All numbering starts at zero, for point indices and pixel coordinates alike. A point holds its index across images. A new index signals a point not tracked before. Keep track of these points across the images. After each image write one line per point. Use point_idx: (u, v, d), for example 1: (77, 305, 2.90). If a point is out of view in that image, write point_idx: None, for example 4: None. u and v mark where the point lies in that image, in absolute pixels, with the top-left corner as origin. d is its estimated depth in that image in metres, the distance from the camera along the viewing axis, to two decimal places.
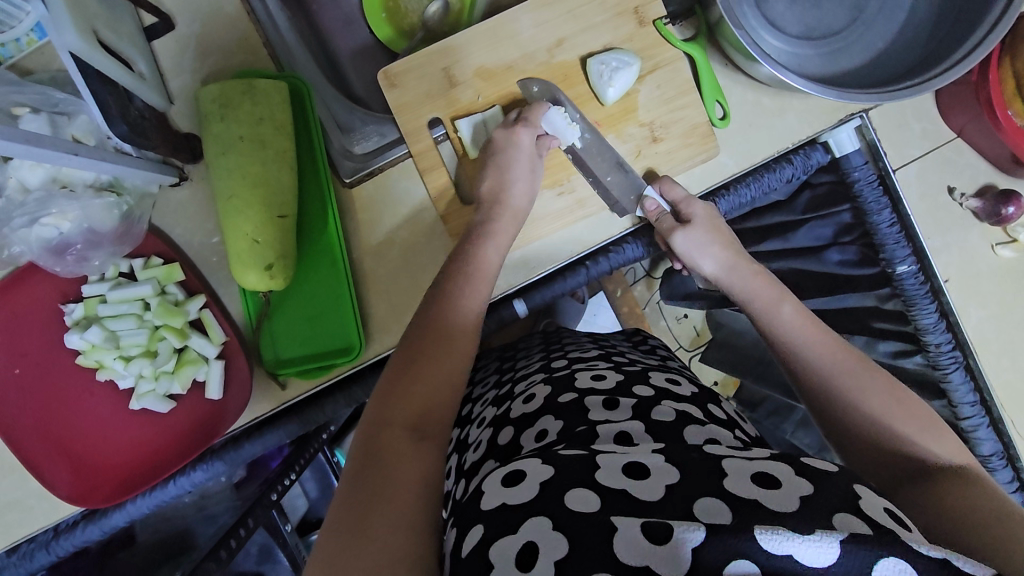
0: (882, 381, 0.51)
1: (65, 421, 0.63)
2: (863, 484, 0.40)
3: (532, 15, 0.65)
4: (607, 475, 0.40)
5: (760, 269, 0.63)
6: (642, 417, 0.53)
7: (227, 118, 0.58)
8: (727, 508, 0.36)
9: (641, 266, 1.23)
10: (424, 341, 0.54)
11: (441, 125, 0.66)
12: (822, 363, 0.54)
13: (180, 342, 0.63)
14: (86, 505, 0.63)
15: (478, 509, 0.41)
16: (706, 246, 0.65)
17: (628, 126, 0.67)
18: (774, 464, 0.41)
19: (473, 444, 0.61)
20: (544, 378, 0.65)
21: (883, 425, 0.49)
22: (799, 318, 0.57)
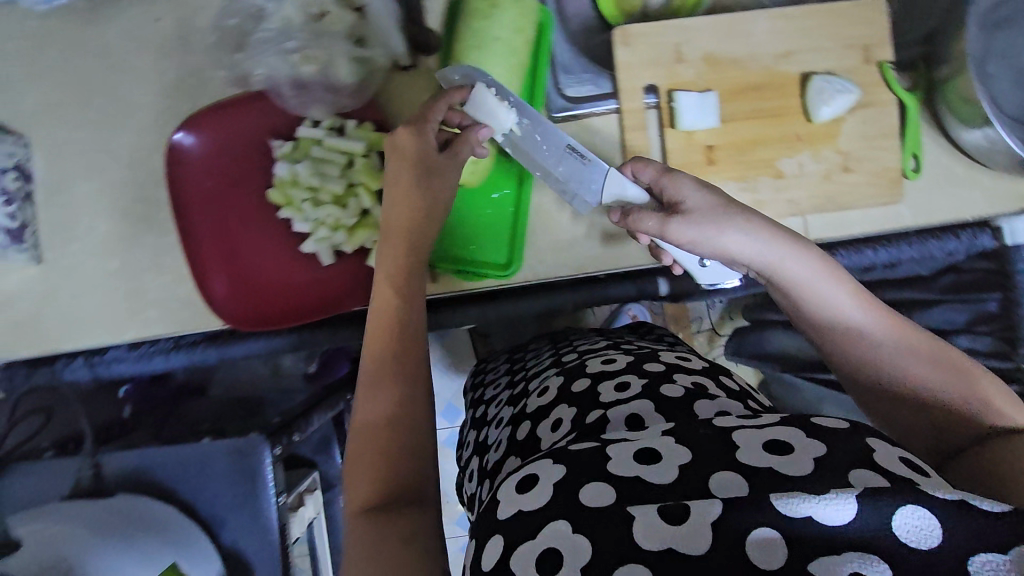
0: (916, 339, 0.50)
1: (237, 244, 0.67)
2: (876, 436, 0.40)
3: (770, 22, 0.69)
4: (617, 464, 0.39)
5: (793, 238, 0.53)
6: (649, 394, 0.53)
7: (495, 18, 0.61)
8: (744, 480, 0.37)
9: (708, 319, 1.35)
10: (378, 367, 0.50)
11: (655, 93, 0.69)
12: (869, 338, 0.51)
13: (370, 204, 0.65)
14: (232, 323, 0.66)
15: (494, 518, 0.40)
16: (721, 225, 0.54)
17: (827, 150, 0.70)
18: (784, 427, 0.40)
19: (494, 444, 0.62)
20: (555, 371, 0.65)
21: (937, 395, 0.48)
22: (854, 294, 0.52)
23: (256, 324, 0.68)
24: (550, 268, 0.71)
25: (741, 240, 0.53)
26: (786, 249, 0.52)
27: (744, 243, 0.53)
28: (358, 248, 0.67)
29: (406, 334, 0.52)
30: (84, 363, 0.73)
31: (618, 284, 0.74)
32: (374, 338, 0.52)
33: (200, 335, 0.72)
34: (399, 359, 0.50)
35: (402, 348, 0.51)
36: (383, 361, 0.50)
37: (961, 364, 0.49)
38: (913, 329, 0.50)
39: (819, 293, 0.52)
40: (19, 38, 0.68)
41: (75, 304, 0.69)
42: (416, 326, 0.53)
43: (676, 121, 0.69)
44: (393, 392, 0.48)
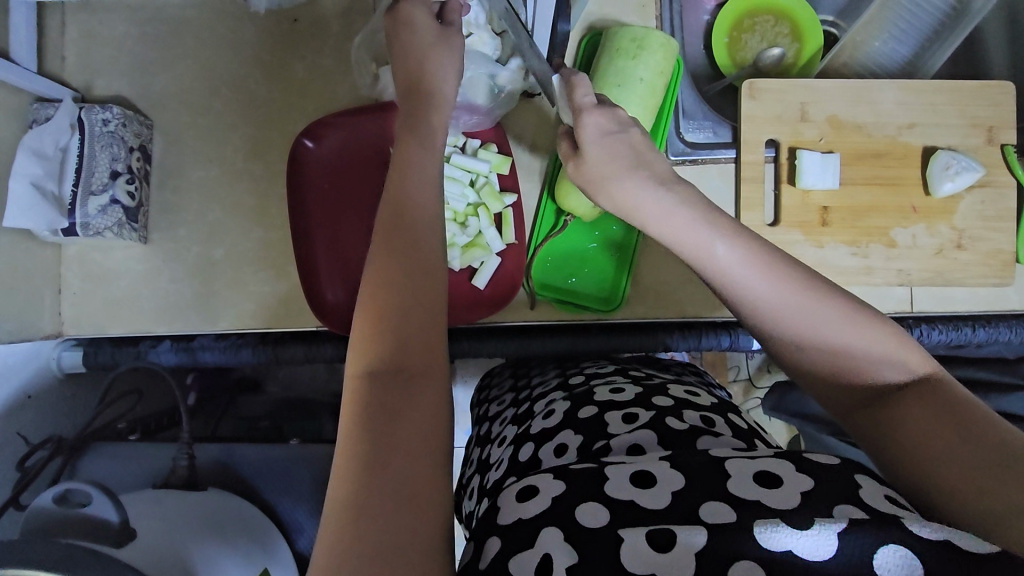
0: (815, 294, 0.43)
1: (346, 244, 0.67)
2: (866, 474, 0.40)
3: (899, 93, 0.69)
4: (615, 486, 0.40)
5: (671, 193, 0.50)
6: (654, 425, 0.52)
7: (641, 59, 0.62)
8: (730, 506, 0.38)
9: (745, 369, 1.42)
10: (378, 290, 0.41)
11: (777, 148, 0.70)
12: (760, 297, 0.44)
13: (487, 225, 0.68)
14: (328, 323, 0.65)
15: (494, 522, 0.41)
16: (617, 171, 0.52)
17: (942, 224, 0.70)
18: (775, 460, 0.41)
19: (494, 463, 0.58)
20: (562, 394, 0.60)
21: (834, 356, 0.42)
22: (736, 247, 0.46)
23: None
24: (649, 309, 0.70)
25: (627, 191, 0.51)
26: (675, 205, 0.49)
27: (628, 193, 0.51)
28: (465, 265, 0.69)
29: (416, 256, 0.42)
30: (173, 346, 0.72)
31: (716, 334, 0.73)
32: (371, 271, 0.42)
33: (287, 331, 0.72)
34: (407, 281, 0.41)
35: (411, 269, 0.42)
36: (388, 282, 0.41)
37: (860, 313, 0.42)
38: (816, 279, 0.44)
39: (708, 253, 0.46)
40: (158, 22, 0.69)
41: (173, 288, 0.69)
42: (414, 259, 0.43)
43: (795, 178, 0.69)
44: (395, 332, 0.40)
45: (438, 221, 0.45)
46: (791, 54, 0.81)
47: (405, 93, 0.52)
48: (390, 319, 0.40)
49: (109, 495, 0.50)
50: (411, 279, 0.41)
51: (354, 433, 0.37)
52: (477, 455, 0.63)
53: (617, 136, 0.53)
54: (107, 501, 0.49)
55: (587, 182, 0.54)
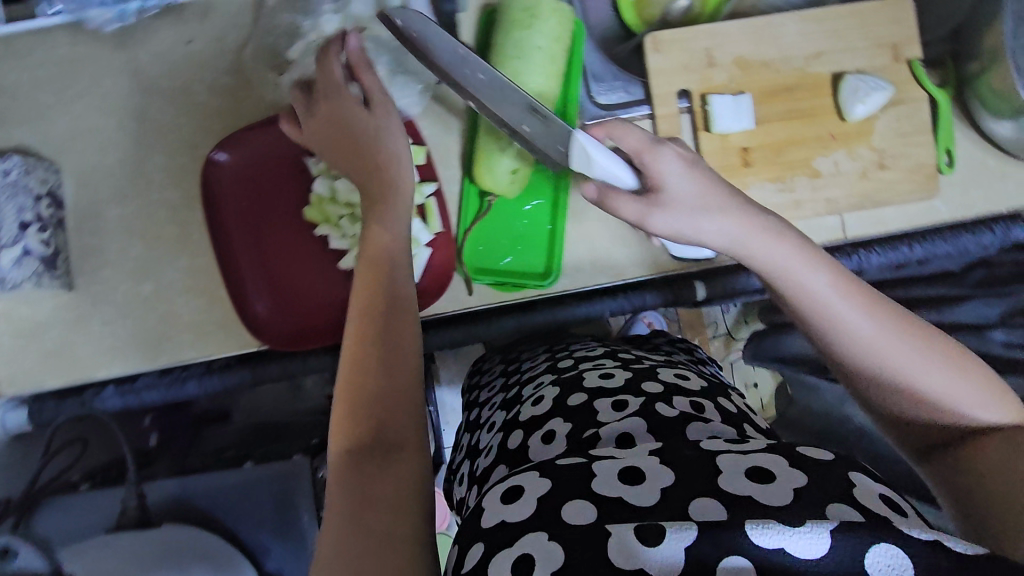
0: (915, 335, 0.48)
1: (274, 263, 0.66)
2: (861, 471, 0.43)
3: (801, 25, 0.70)
4: (603, 483, 0.43)
5: (768, 221, 0.51)
6: (643, 412, 0.55)
7: (535, 28, 0.61)
8: (721, 504, 0.40)
9: (724, 324, 1.43)
10: (364, 356, 0.44)
11: (689, 97, 0.70)
12: (860, 336, 0.48)
13: (408, 218, 0.66)
14: (261, 340, 0.65)
15: (478, 526, 0.43)
16: (698, 214, 0.52)
17: (862, 148, 0.70)
18: (767, 455, 0.44)
19: (485, 450, 0.63)
20: (552, 381, 0.65)
21: (921, 391, 0.48)
22: (834, 283, 0.49)
23: (299, 344, 0.67)
24: (589, 277, 0.70)
25: (714, 230, 0.52)
26: (788, 242, 0.51)
27: (721, 233, 0.52)
28: None
29: (398, 314, 0.47)
30: (115, 391, 0.70)
31: (661, 291, 0.73)
32: (352, 328, 0.46)
33: (231, 357, 0.71)
34: (387, 339, 0.45)
35: (402, 336, 0.45)
36: (371, 340, 0.45)
37: (960, 355, 0.48)
38: (903, 314, 0.49)
39: (809, 290, 0.49)
40: (49, 64, 0.67)
41: (107, 331, 0.68)
42: (398, 312, 0.47)
43: (711, 125, 0.69)
44: (375, 381, 0.43)
45: (403, 269, 0.50)
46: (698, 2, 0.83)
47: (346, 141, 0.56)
48: (373, 382, 0.43)
49: (41, 548, 0.48)
50: (389, 334, 0.45)
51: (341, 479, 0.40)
52: (468, 440, 0.70)
53: (697, 167, 0.53)
54: (39, 553, 0.48)
55: (662, 220, 0.53)
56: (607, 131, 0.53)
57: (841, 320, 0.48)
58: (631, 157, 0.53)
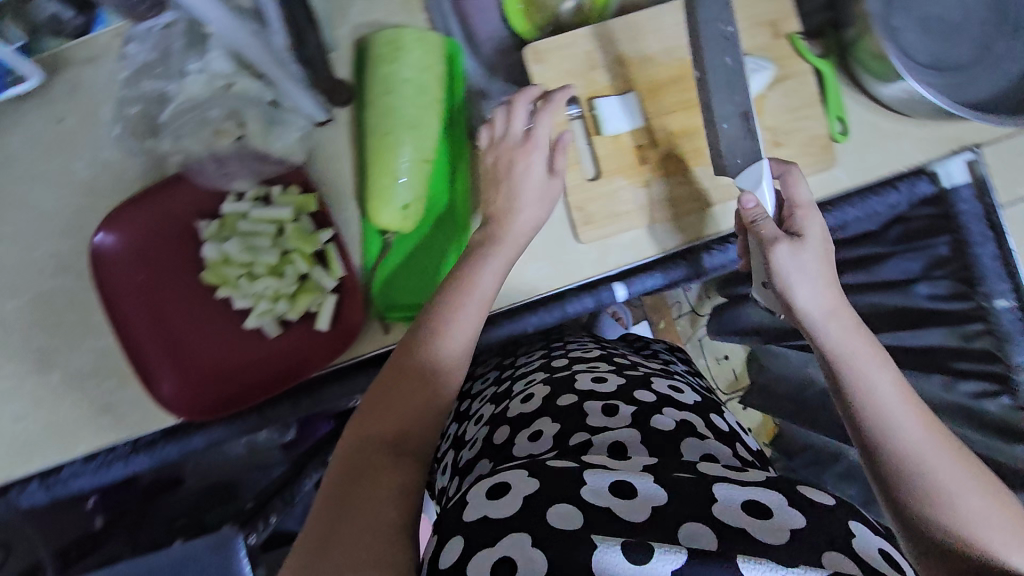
0: (949, 451, 0.50)
1: (179, 333, 0.64)
2: (858, 520, 0.47)
3: (678, 15, 0.69)
4: (595, 494, 0.46)
5: (852, 314, 0.57)
6: (638, 423, 0.61)
7: (399, 61, 0.60)
8: (713, 534, 0.43)
9: (686, 302, 1.57)
10: (393, 386, 0.54)
11: (577, 103, 0.69)
12: (902, 434, 0.51)
13: (306, 268, 0.64)
14: (175, 413, 0.63)
15: (457, 523, 0.46)
16: (810, 275, 0.58)
17: (754, 128, 0.70)
18: (767, 491, 0.47)
19: (471, 440, 0.70)
20: (544, 378, 0.72)
21: (945, 508, 0.48)
22: (896, 384, 0.53)
23: (218, 412, 0.65)
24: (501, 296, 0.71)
25: (827, 296, 0.57)
26: (848, 322, 0.57)
27: (828, 298, 0.57)
28: (304, 314, 0.66)
29: (437, 377, 0.55)
30: (39, 485, 0.67)
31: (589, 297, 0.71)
32: (392, 381, 0.54)
33: (159, 431, 0.67)
34: (417, 396, 0.54)
35: (428, 377, 0.55)
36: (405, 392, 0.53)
37: (994, 491, 0.49)
38: (945, 431, 0.52)
39: (869, 379, 0.54)
40: None
41: (19, 427, 0.66)
42: (438, 377, 0.55)
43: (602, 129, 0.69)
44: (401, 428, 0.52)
45: (468, 342, 0.57)
46: None
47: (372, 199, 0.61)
48: (392, 405, 0.53)
49: None
50: (418, 393, 0.54)
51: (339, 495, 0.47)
52: (456, 428, 0.78)
53: (822, 238, 0.60)
54: None
55: (791, 268, 0.58)
56: (785, 179, 0.63)
57: (886, 411, 0.52)
58: (788, 205, 0.62)
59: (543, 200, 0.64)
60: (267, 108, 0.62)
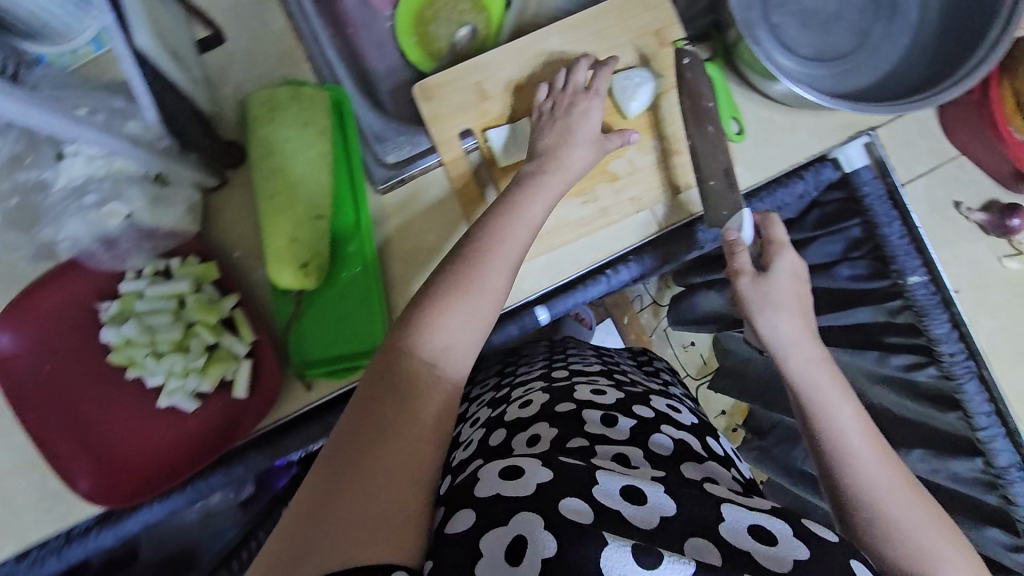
0: (906, 491, 0.54)
1: (92, 422, 0.64)
2: (859, 558, 0.47)
3: (560, 35, 0.69)
4: (603, 492, 0.46)
5: (821, 354, 0.62)
6: (638, 443, 0.61)
7: (275, 122, 0.60)
8: (715, 548, 0.44)
9: (647, 293, 1.54)
10: (408, 359, 0.55)
11: (472, 135, 0.69)
12: (864, 467, 0.55)
13: (212, 339, 0.63)
14: (103, 504, 0.63)
15: (470, 496, 0.48)
16: (779, 310, 0.63)
17: (651, 140, 0.71)
18: (774, 520, 0.48)
19: (465, 443, 0.69)
20: (542, 388, 0.73)
21: (904, 536, 0.52)
22: (855, 422, 0.58)
23: (145, 495, 0.65)
24: None
25: (790, 328, 0.63)
26: (810, 357, 0.62)
27: (792, 330, 0.63)
28: (219, 383, 0.65)
29: (447, 347, 0.56)
30: None
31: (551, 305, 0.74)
32: (402, 356, 0.55)
33: (90, 520, 0.66)
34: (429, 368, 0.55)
35: (443, 355, 0.56)
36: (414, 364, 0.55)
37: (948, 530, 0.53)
38: (904, 472, 0.56)
39: (833, 412, 0.58)
40: None
41: None
42: (448, 347, 0.56)
43: (500, 159, 0.69)
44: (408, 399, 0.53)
45: (475, 325, 0.58)
46: (482, 25, 0.83)
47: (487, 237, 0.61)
48: (405, 382, 0.54)
49: None
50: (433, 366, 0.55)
51: (349, 448, 0.50)
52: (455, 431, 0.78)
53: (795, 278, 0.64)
54: None
55: (758, 297, 0.63)
56: (766, 222, 0.66)
57: (849, 443, 0.56)
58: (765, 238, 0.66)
59: (515, 222, 0.61)
60: (147, 184, 0.60)
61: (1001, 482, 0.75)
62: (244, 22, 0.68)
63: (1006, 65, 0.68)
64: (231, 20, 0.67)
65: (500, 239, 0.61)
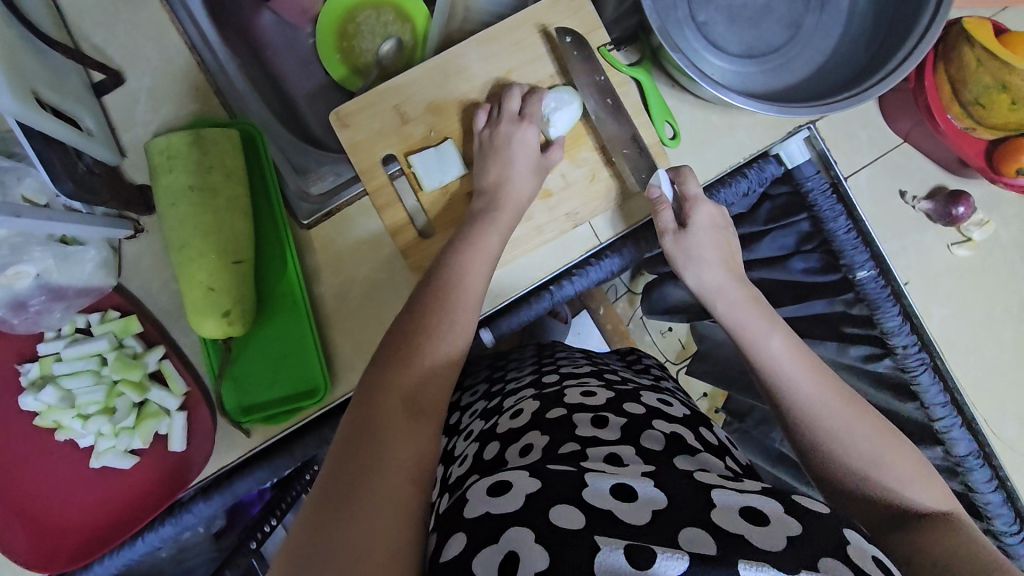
0: (843, 407, 0.53)
1: (25, 489, 0.62)
2: (852, 527, 0.40)
3: (479, 50, 0.66)
4: (594, 495, 0.40)
5: (744, 291, 0.63)
6: (631, 440, 0.49)
7: (177, 169, 0.57)
8: (712, 537, 0.37)
9: (621, 281, 1.18)
10: (383, 396, 0.49)
11: (395, 160, 0.65)
12: (804, 395, 0.54)
13: (139, 396, 0.63)
14: (47, 570, 0.62)
15: (461, 517, 0.41)
16: (697, 256, 0.64)
17: (582, 151, 0.67)
18: (765, 499, 0.41)
19: (459, 458, 0.57)
20: (533, 395, 0.59)
21: (855, 452, 0.51)
22: (787, 350, 0.57)
23: (89, 556, 0.63)
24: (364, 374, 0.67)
25: (712, 278, 0.64)
26: (734, 297, 0.63)
27: (713, 277, 0.64)
28: (153, 437, 0.64)
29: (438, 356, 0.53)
30: None
31: (501, 322, 0.75)
32: (391, 364, 0.52)
33: None
34: (420, 377, 0.51)
35: (422, 387, 0.51)
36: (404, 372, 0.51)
37: (888, 438, 0.52)
38: (843, 388, 0.55)
39: (766, 344, 0.58)
40: None
41: None
42: (438, 357, 0.53)
43: (426, 184, 0.65)
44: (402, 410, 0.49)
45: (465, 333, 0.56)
46: (407, 37, 0.79)
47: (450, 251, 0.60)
48: (383, 421, 0.47)
49: None
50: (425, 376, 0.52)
51: (342, 462, 0.44)
52: (445, 445, 0.65)
53: (718, 227, 0.66)
54: None
55: (680, 253, 0.65)
56: (680, 176, 0.66)
57: (782, 371, 0.56)
58: (681, 195, 0.66)
59: (470, 266, 0.59)
60: (53, 244, 0.59)
61: (960, 471, 0.75)
62: (144, 59, 0.64)
63: (941, 48, 0.65)
64: (130, 59, 0.64)
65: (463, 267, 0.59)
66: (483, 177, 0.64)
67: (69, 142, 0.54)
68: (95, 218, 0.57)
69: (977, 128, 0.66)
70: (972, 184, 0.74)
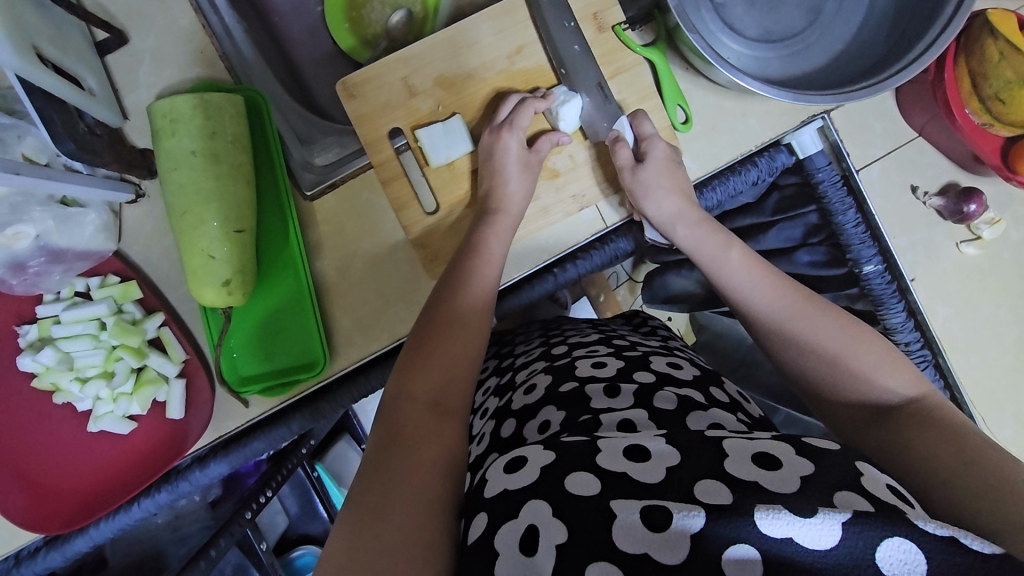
0: (801, 307, 0.55)
1: (26, 449, 0.62)
2: (865, 460, 0.39)
3: (491, 23, 0.64)
4: (607, 459, 0.39)
5: (699, 217, 0.64)
6: (644, 405, 0.49)
7: (181, 134, 0.56)
8: (726, 487, 0.36)
9: (623, 268, 1.16)
10: (408, 400, 0.49)
11: (401, 134, 0.64)
12: (763, 306, 0.56)
13: (138, 361, 0.62)
14: (45, 530, 0.61)
15: (481, 497, 0.41)
16: (657, 191, 0.63)
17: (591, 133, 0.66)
18: (773, 443, 0.40)
19: (476, 437, 0.57)
20: (544, 367, 0.59)
21: (820, 355, 0.52)
22: (741, 262, 0.59)
23: (88, 517, 0.63)
24: (364, 349, 0.66)
25: (669, 206, 0.63)
26: (692, 220, 0.64)
27: (671, 206, 0.64)
28: (150, 403, 0.64)
29: (458, 345, 0.54)
30: None
31: (501, 302, 0.74)
32: (415, 355, 0.52)
33: (38, 541, 0.68)
34: (441, 366, 0.52)
35: (444, 388, 0.50)
36: (427, 361, 0.52)
37: (851, 327, 0.52)
38: (802, 291, 0.56)
39: (725, 256, 0.60)
40: None
41: None
42: (461, 344, 0.54)
43: (432, 159, 0.64)
44: (428, 399, 0.49)
45: (485, 322, 0.57)
46: (417, 7, 0.77)
47: (461, 249, 0.61)
48: (408, 424, 0.47)
49: None
50: (449, 367, 0.52)
51: (377, 454, 0.45)
52: None
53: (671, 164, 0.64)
54: None
55: (637, 185, 0.63)
56: (634, 120, 0.65)
57: (740, 288, 0.58)
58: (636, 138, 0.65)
59: (482, 264, 0.59)
60: (53, 205, 0.58)
61: None
62: (149, 20, 0.63)
63: (963, 41, 0.64)
64: (134, 19, 0.63)
65: (475, 250, 0.60)
66: (486, 182, 0.63)
67: (72, 102, 0.53)
68: (95, 179, 0.56)
69: (995, 124, 0.65)
70: (983, 181, 0.74)
